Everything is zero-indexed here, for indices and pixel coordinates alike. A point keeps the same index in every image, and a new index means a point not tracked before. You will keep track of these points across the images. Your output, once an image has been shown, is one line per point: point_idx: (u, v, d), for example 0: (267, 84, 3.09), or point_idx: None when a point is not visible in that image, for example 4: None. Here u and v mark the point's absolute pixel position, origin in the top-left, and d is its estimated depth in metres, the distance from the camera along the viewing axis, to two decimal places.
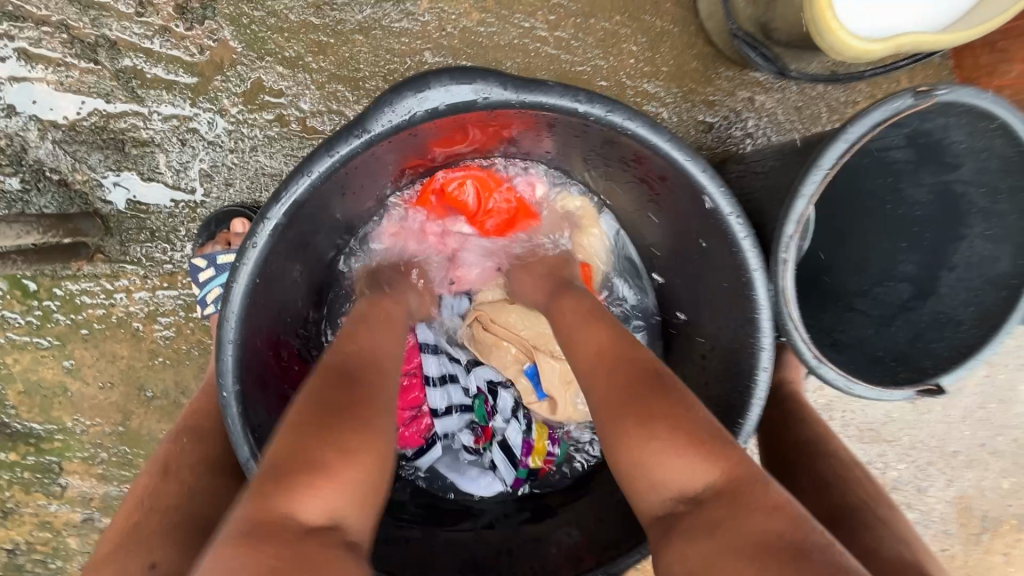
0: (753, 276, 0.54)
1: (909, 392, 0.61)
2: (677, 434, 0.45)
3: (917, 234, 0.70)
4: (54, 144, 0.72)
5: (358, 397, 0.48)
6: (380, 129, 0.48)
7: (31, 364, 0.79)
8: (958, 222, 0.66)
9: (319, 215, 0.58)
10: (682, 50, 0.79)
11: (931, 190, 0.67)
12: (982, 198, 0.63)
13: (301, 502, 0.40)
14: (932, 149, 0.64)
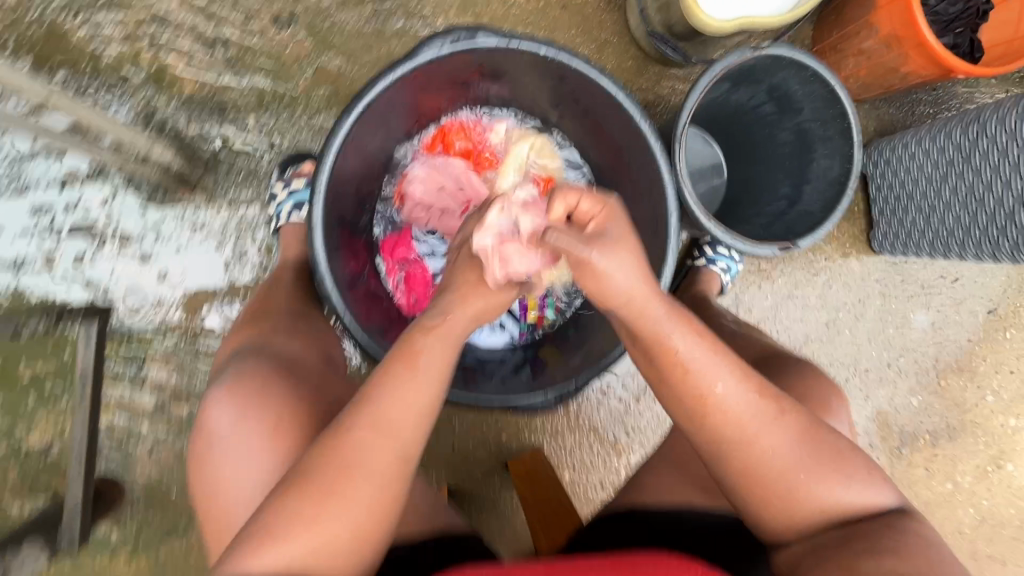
0: (658, 158, 0.80)
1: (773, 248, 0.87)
2: (773, 456, 0.64)
3: (788, 164, 1.01)
4: (176, 107, 1.01)
5: (344, 460, 0.57)
6: (425, 59, 0.76)
7: (134, 272, 1.02)
8: (809, 150, 0.97)
9: (374, 130, 0.83)
10: (621, 53, 1.14)
11: (791, 130, 0.98)
12: (819, 129, 0.94)
13: (303, 536, 0.55)
14: (785, 100, 0.95)
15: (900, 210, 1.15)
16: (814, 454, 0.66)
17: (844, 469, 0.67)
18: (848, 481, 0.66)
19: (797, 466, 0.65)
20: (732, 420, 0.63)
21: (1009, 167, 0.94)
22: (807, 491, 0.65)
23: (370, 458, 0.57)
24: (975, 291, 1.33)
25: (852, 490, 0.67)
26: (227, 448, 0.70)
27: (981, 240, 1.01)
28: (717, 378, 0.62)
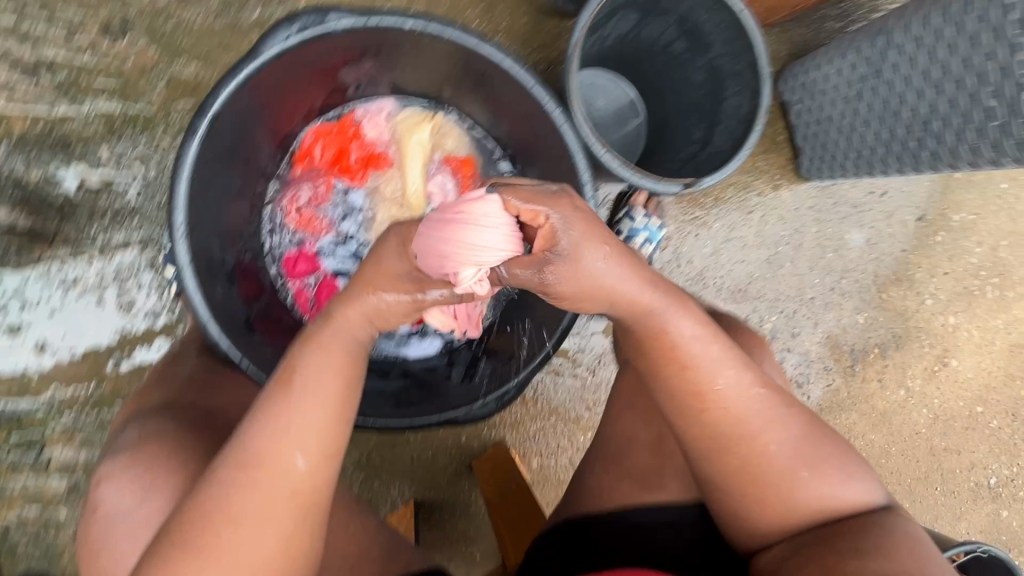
0: (552, 110, 0.72)
1: (676, 187, 0.82)
2: (771, 454, 0.59)
3: (702, 104, 0.95)
4: (9, 151, 0.87)
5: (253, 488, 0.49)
6: (268, 53, 0.64)
7: (6, 347, 0.90)
8: (720, 88, 0.91)
9: (236, 141, 0.72)
10: (513, 10, 1.04)
11: (703, 68, 0.93)
12: (729, 63, 0.88)
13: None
14: (695, 32, 0.90)
15: (821, 134, 1.11)
16: (812, 447, 0.61)
17: (834, 463, 0.61)
18: (844, 475, 0.61)
19: (785, 464, 0.60)
20: (731, 409, 0.59)
21: (920, 75, 0.91)
22: (799, 489, 0.59)
23: (232, 502, 0.48)
24: (903, 201, 1.34)
25: (834, 483, 0.60)
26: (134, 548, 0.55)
27: (902, 153, 0.98)
28: (717, 373, 0.57)
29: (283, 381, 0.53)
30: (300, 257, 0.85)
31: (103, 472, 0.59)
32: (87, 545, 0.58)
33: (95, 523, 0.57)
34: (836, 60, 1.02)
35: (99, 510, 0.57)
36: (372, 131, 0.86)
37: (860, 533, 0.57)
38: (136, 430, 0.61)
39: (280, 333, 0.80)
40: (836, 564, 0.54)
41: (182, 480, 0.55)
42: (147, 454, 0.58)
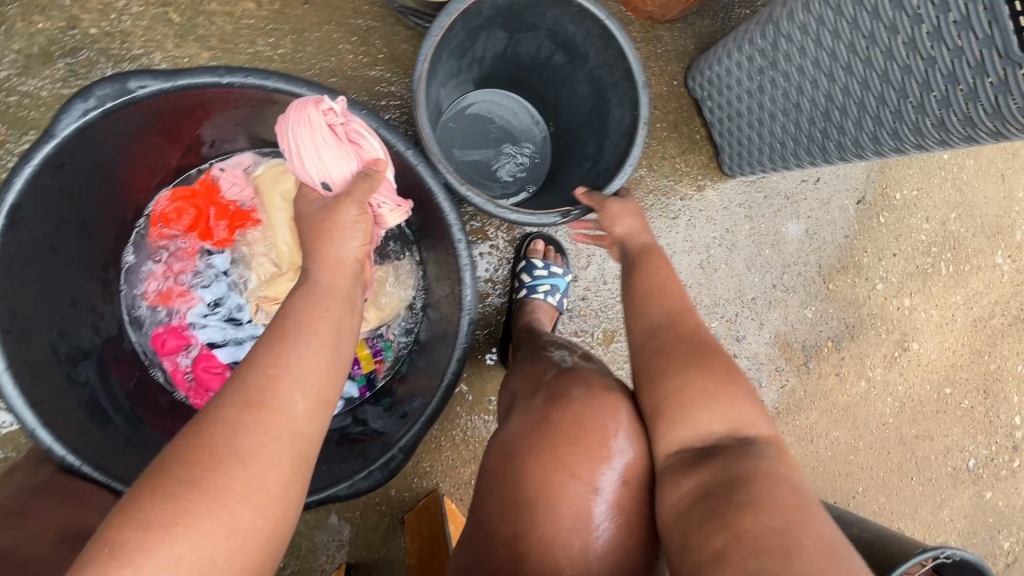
0: (407, 154, 0.71)
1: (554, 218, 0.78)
2: (673, 374, 0.64)
3: (592, 118, 0.89)
4: None
5: (259, 417, 0.49)
6: (65, 132, 0.59)
7: None
8: (605, 101, 0.85)
9: (61, 225, 0.66)
10: (390, 38, 0.98)
11: (586, 79, 0.87)
12: (607, 74, 0.82)
13: (184, 529, 0.44)
14: (568, 44, 0.84)
15: (736, 128, 1.04)
16: (710, 377, 0.63)
17: (737, 398, 0.62)
18: (738, 412, 0.62)
19: (688, 394, 0.62)
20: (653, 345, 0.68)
21: (814, 65, 0.83)
22: (695, 420, 0.61)
23: (237, 433, 0.48)
24: (840, 186, 1.27)
25: (731, 412, 0.62)
26: None
27: (811, 146, 0.90)
28: (647, 315, 0.72)
29: (279, 330, 0.55)
30: (171, 334, 0.80)
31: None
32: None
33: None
34: (735, 51, 0.95)
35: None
36: (229, 189, 0.80)
37: (749, 464, 0.57)
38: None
39: (157, 419, 0.76)
40: (734, 521, 0.51)
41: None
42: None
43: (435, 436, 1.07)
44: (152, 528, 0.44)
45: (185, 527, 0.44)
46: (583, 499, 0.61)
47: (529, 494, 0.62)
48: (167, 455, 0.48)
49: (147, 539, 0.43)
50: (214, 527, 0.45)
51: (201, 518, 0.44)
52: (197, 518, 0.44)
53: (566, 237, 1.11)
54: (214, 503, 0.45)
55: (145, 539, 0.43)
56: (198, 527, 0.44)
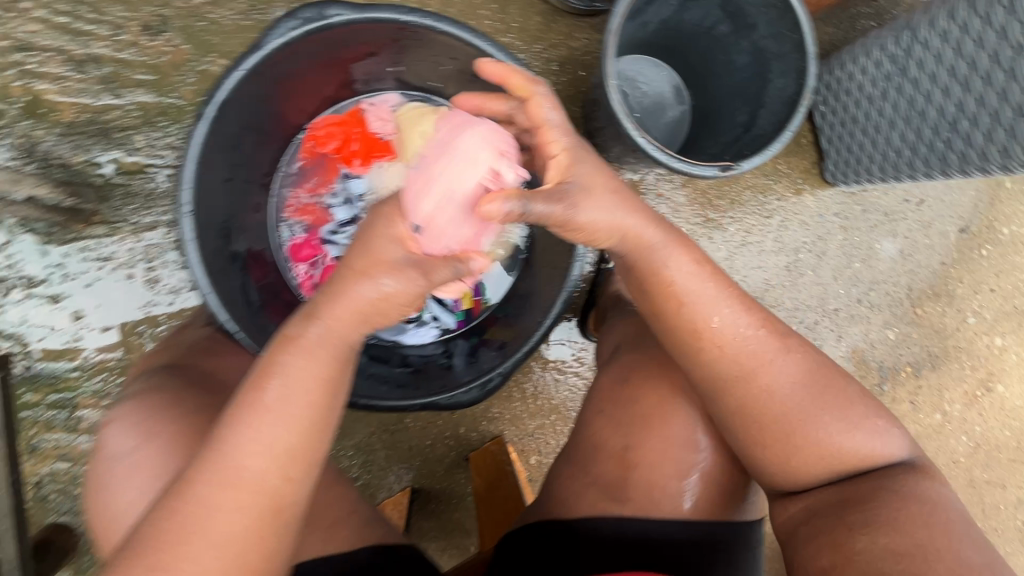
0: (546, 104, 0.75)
1: (714, 168, 0.81)
2: (780, 396, 0.63)
3: (746, 88, 0.94)
4: (58, 137, 0.95)
5: (282, 384, 0.56)
6: (272, 45, 0.68)
7: (49, 317, 0.98)
8: (766, 71, 0.89)
9: (244, 126, 0.77)
10: (526, 10, 1.05)
11: (749, 51, 0.91)
12: (774, 45, 0.86)
13: (213, 481, 0.54)
14: (738, 16, 0.88)
15: (846, 133, 1.07)
16: (819, 394, 0.63)
17: (859, 413, 0.63)
18: (865, 429, 0.63)
19: (795, 411, 0.63)
20: (727, 356, 0.63)
21: (948, 73, 0.86)
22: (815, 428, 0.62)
23: (263, 399, 0.56)
24: (944, 211, 1.24)
25: (864, 435, 0.63)
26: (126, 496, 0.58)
27: (927, 156, 0.93)
28: (715, 309, 0.63)
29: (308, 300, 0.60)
30: (307, 243, 0.91)
31: (113, 414, 0.64)
32: (94, 487, 0.63)
33: (101, 462, 0.62)
34: (862, 56, 0.97)
35: (102, 450, 0.62)
36: (376, 119, 0.90)
37: (888, 486, 0.61)
38: (143, 382, 0.66)
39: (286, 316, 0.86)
40: (845, 539, 0.58)
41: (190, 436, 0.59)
42: (149, 405, 0.62)
43: (507, 386, 1.13)
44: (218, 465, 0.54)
45: (225, 476, 0.54)
46: (681, 438, 0.68)
47: (641, 413, 0.70)
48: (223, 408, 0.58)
49: (217, 476, 0.54)
50: (243, 478, 0.54)
51: (260, 450, 0.55)
52: (254, 455, 0.54)
53: (659, 219, 1.15)
54: (239, 461, 0.54)
55: (224, 473, 0.54)
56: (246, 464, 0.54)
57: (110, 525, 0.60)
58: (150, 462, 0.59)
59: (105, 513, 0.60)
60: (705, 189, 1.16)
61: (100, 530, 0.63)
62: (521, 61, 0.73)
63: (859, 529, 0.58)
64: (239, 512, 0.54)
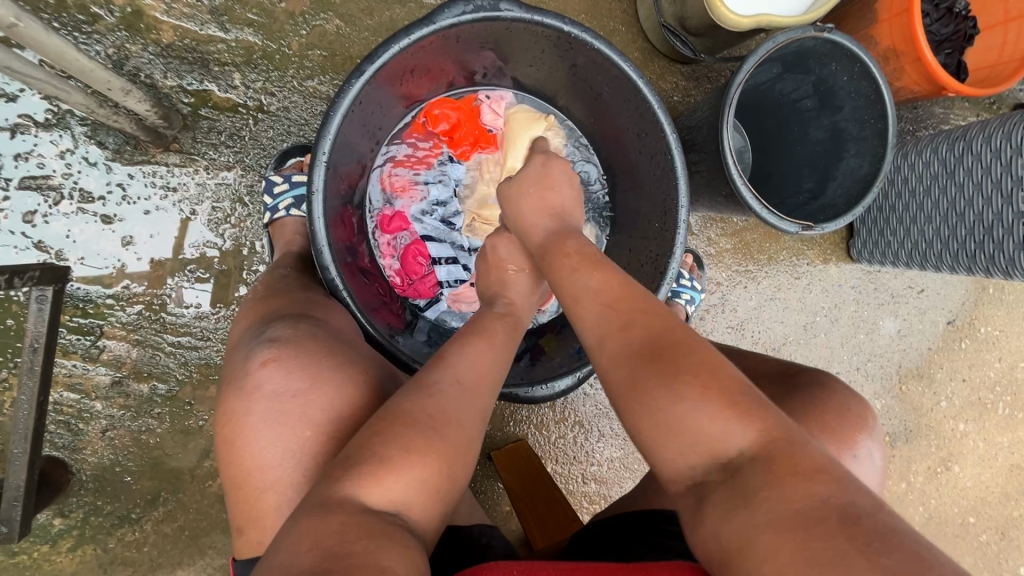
0: (670, 137, 0.80)
1: (795, 226, 0.90)
2: (613, 372, 0.56)
3: (817, 160, 1.04)
4: (152, 56, 0.92)
5: (467, 381, 0.60)
6: (441, 23, 0.72)
7: (93, 237, 0.92)
8: (841, 149, 1.00)
9: (380, 90, 0.79)
10: (628, 44, 1.11)
11: (827, 129, 1.01)
12: (855, 129, 0.97)
13: (406, 457, 0.52)
14: (829, 95, 0.98)
15: (881, 219, 1.18)
16: (717, 389, 0.51)
17: (722, 385, 0.51)
18: (718, 407, 0.50)
19: (640, 376, 0.54)
20: (607, 338, 0.58)
21: (993, 185, 0.98)
22: (692, 417, 0.50)
23: (437, 390, 0.58)
24: (938, 302, 1.39)
25: (717, 416, 0.49)
26: (275, 435, 0.59)
27: (959, 252, 1.05)
28: (579, 289, 0.63)
29: (482, 334, 0.67)
30: (396, 216, 0.92)
31: (265, 353, 0.63)
32: (234, 425, 0.61)
33: (256, 402, 0.61)
34: (914, 154, 1.10)
35: (259, 391, 0.61)
36: (491, 111, 0.94)
37: (826, 480, 0.45)
38: (290, 326, 0.66)
39: (366, 284, 0.85)
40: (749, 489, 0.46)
41: (331, 377, 0.62)
42: (310, 349, 0.64)
43: None
44: (456, 382, 0.60)
45: (418, 451, 0.53)
46: None
47: None
48: (404, 391, 0.59)
49: (457, 391, 0.59)
50: (426, 460, 0.53)
51: (483, 382, 0.62)
52: (479, 385, 0.61)
53: (705, 260, 1.23)
54: (425, 441, 0.54)
55: (454, 388, 0.59)
56: (451, 428, 0.56)
57: (263, 461, 0.59)
58: (329, 404, 0.61)
59: (259, 446, 0.59)
60: (749, 242, 1.25)
61: (232, 477, 0.60)
62: (655, 94, 0.78)
63: (767, 529, 0.43)
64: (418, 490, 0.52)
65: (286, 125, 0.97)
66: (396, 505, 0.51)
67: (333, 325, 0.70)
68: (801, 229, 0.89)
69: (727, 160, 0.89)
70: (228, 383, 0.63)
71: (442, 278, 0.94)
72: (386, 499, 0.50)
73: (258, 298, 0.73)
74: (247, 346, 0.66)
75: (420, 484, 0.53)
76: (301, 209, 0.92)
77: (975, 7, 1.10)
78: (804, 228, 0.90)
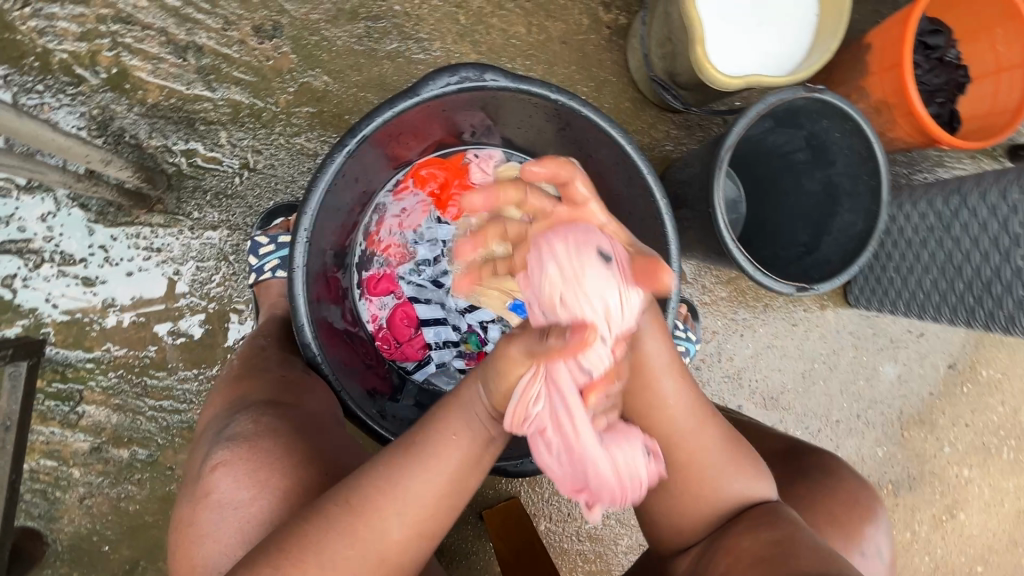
0: (660, 201, 0.79)
1: (790, 286, 0.88)
2: (685, 447, 0.63)
3: (811, 213, 1.02)
4: (137, 116, 0.91)
5: (373, 516, 0.52)
6: (426, 94, 0.71)
7: (74, 300, 0.90)
8: (835, 203, 0.98)
9: (365, 156, 0.78)
10: (619, 95, 1.11)
11: (820, 182, 1.00)
12: (848, 184, 0.96)
13: None
14: (821, 149, 0.97)
15: (877, 267, 1.17)
16: (734, 458, 0.65)
17: (746, 460, 0.66)
18: (739, 478, 0.65)
19: (710, 461, 0.64)
20: (670, 417, 0.62)
21: (990, 241, 0.97)
22: (720, 490, 0.64)
23: (330, 530, 0.52)
24: (938, 346, 1.37)
25: (744, 483, 0.65)
26: (213, 545, 0.58)
27: (957, 305, 1.03)
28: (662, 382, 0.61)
29: (406, 445, 0.55)
30: (383, 276, 0.91)
31: (219, 456, 0.61)
32: (184, 530, 0.60)
33: (204, 510, 0.59)
34: (908, 205, 1.09)
35: (210, 497, 0.60)
36: (479, 169, 0.93)
37: (768, 520, 0.61)
38: (249, 423, 0.63)
39: (351, 350, 0.83)
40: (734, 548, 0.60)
41: (275, 488, 0.58)
42: (259, 452, 0.60)
43: None
44: (349, 511, 0.52)
45: None
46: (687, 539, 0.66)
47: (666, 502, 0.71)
48: (307, 520, 0.53)
49: (348, 520, 0.52)
50: None
51: (390, 511, 0.52)
52: (388, 517, 0.52)
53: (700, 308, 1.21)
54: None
55: (347, 525, 0.52)
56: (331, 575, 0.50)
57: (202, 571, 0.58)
58: (264, 516, 0.57)
59: (196, 552, 0.58)
60: (744, 289, 1.23)
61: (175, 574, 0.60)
62: (646, 161, 0.78)
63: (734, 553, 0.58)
64: None
65: (273, 183, 0.96)
66: None
67: (311, 406, 0.67)
68: (797, 290, 0.87)
69: (720, 222, 0.88)
70: (190, 483, 0.64)
71: (431, 339, 0.91)
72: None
73: (223, 384, 0.72)
74: (209, 440, 0.65)
75: None
76: (287, 270, 0.90)
77: (965, 52, 1.09)
78: (799, 288, 0.88)
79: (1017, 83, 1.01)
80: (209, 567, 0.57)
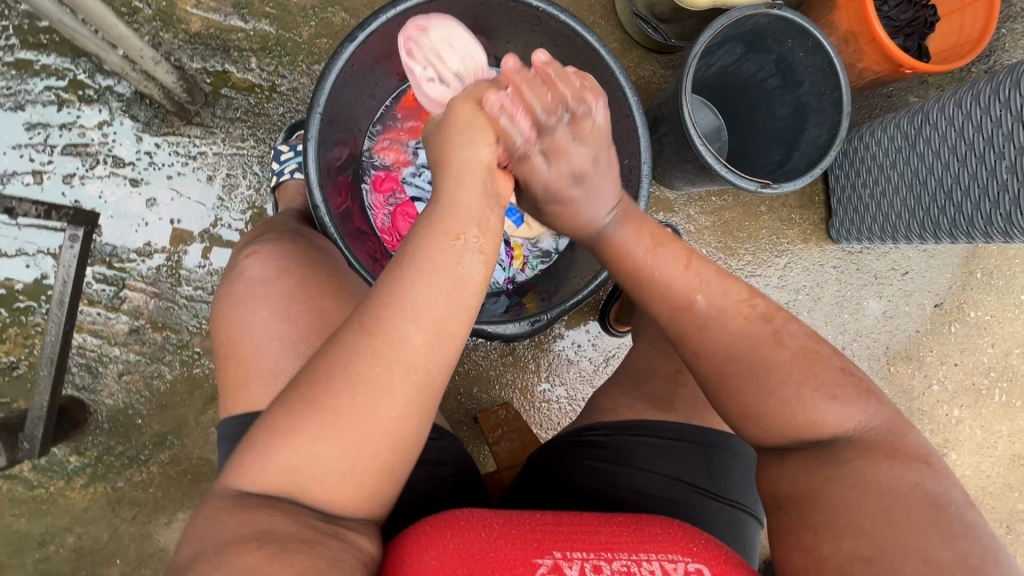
0: (630, 99, 0.88)
1: (753, 184, 0.96)
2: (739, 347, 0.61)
3: (783, 134, 1.10)
4: (182, 43, 1.05)
5: (378, 330, 0.52)
6: None
7: (122, 198, 1.04)
8: (803, 121, 1.06)
9: (373, 60, 0.89)
10: (607, 35, 1.21)
11: (790, 104, 1.08)
12: (815, 102, 1.03)
13: (300, 435, 0.51)
14: (789, 72, 1.05)
15: (855, 197, 1.24)
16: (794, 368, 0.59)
17: (822, 375, 0.58)
18: (832, 401, 0.57)
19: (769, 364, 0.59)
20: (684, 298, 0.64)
21: (950, 150, 1.03)
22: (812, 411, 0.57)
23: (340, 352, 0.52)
24: (924, 285, 1.41)
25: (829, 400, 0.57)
26: (247, 316, 0.69)
27: (925, 219, 1.09)
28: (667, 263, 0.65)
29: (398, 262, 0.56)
30: (389, 177, 1.03)
31: (253, 248, 0.75)
32: (223, 311, 0.71)
33: (237, 288, 0.72)
34: (879, 131, 1.17)
35: (242, 276, 0.72)
36: None
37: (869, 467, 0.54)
38: (276, 235, 0.77)
39: (356, 229, 0.95)
40: (841, 476, 0.53)
41: (298, 270, 0.72)
42: (285, 246, 0.75)
43: (526, 357, 1.20)
44: (360, 327, 0.53)
45: (303, 428, 0.51)
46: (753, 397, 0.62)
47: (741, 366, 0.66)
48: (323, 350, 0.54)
49: (365, 339, 0.52)
50: (327, 441, 0.50)
51: (403, 316, 0.53)
52: (398, 323, 0.52)
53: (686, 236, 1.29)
54: (327, 419, 0.51)
55: (363, 334, 0.52)
56: (360, 397, 0.51)
57: (238, 338, 0.69)
58: (287, 287, 0.71)
59: (234, 325, 0.69)
60: (728, 220, 1.31)
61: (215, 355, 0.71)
62: (617, 60, 0.87)
63: (844, 483, 0.52)
64: (322, 476, 0.51)
65: (294, 103, 1.09)
66: (294, 483, 0.51)
67: (320, 245, 0.80)
68: (757, 186, 0.95)
69: (688, 125, 0.96)
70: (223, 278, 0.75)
71: None
72: (266, 483, 0.51)
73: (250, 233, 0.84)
74: (237, 250, 0.77)
75: (316, 460, 0.51)
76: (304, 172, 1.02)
77: None
78: (761, 185, 0.96)
79: (979, 15, 1.09)
80: (243, 332, 0.69)
